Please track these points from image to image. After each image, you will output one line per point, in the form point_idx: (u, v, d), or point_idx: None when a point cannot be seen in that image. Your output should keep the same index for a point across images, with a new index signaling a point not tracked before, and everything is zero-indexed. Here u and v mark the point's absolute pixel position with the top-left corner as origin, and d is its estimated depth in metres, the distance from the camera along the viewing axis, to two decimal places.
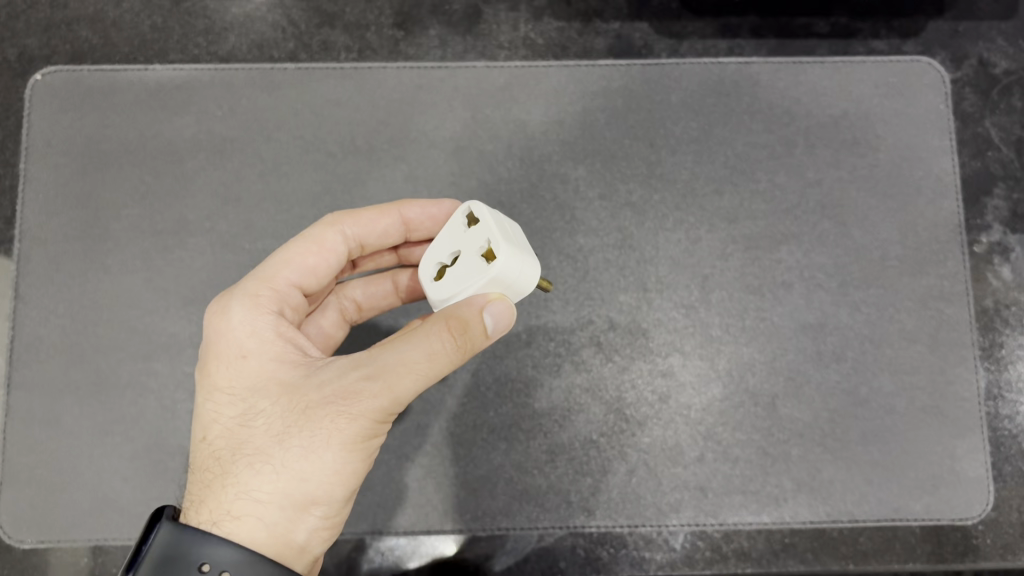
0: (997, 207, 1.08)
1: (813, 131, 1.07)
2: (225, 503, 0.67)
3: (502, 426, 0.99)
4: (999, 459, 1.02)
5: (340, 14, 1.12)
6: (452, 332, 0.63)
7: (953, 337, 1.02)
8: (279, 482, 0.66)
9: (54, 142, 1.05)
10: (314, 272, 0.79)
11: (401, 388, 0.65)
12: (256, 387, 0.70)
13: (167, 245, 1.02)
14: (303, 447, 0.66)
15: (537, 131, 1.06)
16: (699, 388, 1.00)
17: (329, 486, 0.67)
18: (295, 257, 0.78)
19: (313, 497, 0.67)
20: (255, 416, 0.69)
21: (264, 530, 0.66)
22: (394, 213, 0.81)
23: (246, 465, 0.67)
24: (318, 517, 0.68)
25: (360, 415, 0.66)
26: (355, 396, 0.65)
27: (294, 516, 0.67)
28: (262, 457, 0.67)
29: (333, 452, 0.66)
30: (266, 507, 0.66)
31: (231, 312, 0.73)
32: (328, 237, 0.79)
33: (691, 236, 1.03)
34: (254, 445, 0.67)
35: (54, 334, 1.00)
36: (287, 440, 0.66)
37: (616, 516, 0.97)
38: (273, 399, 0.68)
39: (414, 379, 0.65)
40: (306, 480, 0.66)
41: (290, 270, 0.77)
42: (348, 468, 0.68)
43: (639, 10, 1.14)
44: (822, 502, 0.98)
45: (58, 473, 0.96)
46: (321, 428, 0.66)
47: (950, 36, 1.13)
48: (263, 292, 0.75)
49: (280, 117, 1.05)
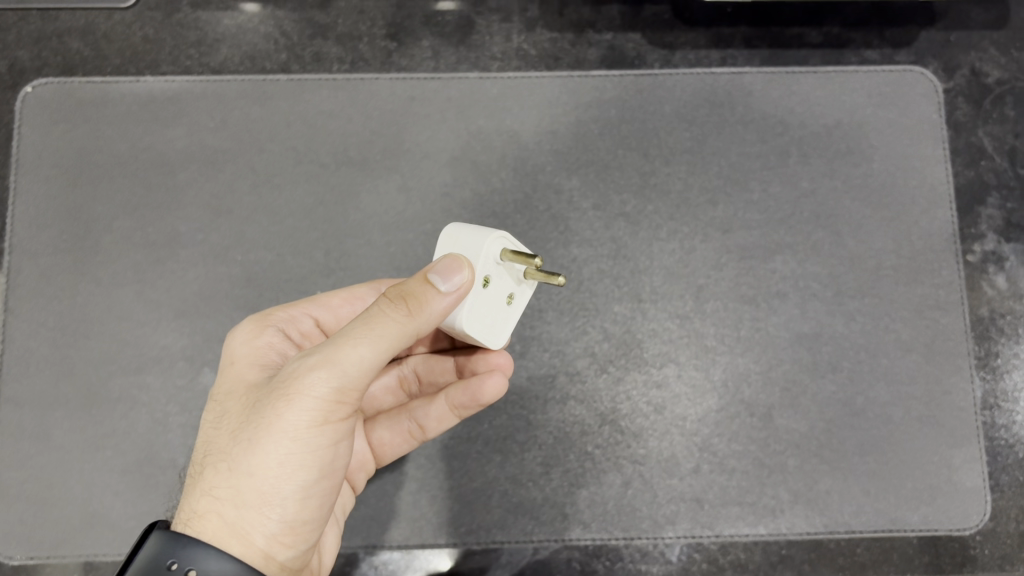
0: (991, 216, 1.08)
1: (807, 140, 1.07)
2: (191, 505, 0.64)
3: (497, 438, 0.98)
4: (997, 469, 1.01)
5: (332, 25, 1.12)
6: (389, 300, 0.61)
7: (948, 346, 1.02)
8: (231, 475, 0.62)
9: (45, 154, 1.04)
10: (337, 312, 0.79)
11: (339, 359, 0.60)
12: (229, 390, 0.68)
13: (159, 257, 1.01)
14: (251, 435, 0.62)
15: (531, 142, 1.06)
16: (695, 399, 0.99)
17: (280, 479, 0.62)
18: (320, 297, 0.80)
19: (264, 492, 0.62)
20: (223, 416, 0.67)
21: (222, 529, 0.62)
22: None
23: (209, 465, 0.64)
24: (277, 518, 0.63)
25: (301, 393, 0.61)
26: (295, 375, 0.62)
27: (250, 514, 0.62)
28: (221, 454, 0.64)
29: (279, 437, 0.62)
30: (223, 504, 0.62)
31: (235, 332, 0.74)
32: (360, 290, 0.81)
33: (685, 246, 1.03)
34: (217, 443, 0.65)
35: (44, 347, 0.99)
36: (240, 431, 0.63)
37: (612, 529, 0.97)
38: (240, 398, 0.66)
39: (354, 347, 0.60)
40: (252, 472, 0.62)
41: (311, 304, 0.79)
42: (302, 462, 0.63)
43: (631, 21, 1.13)
44: (819, 513, 0.97)
45: (48, 488, 0.95)
46: (266, 413, 0.62)
47: (942, 46, 1.13)
48: (274, 315, 0.76)
49: (273, 128, 1.05)
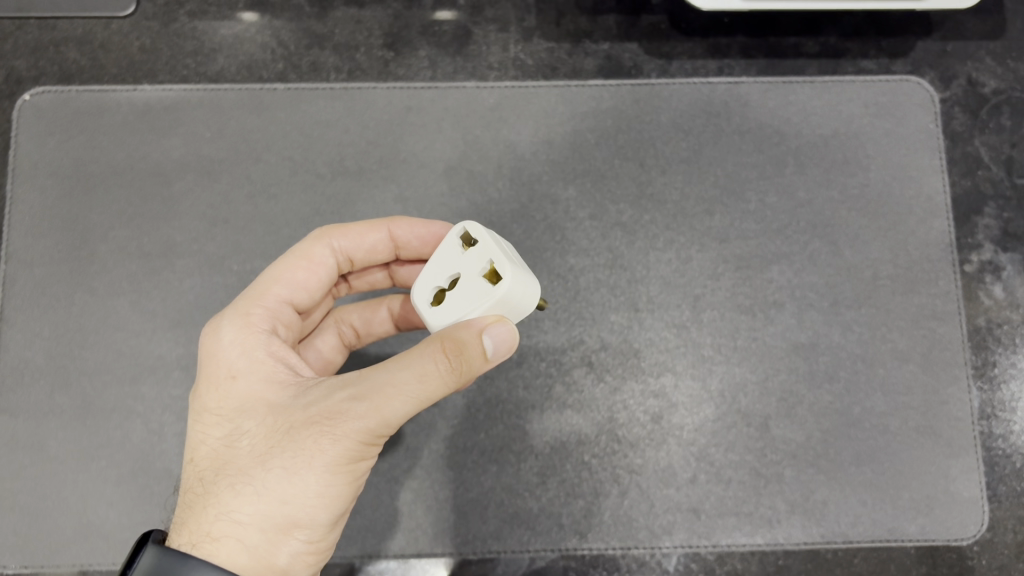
0: (988, 226, 1.08)
1: (804, 150, 1.07)
2: (206, 524, 0.66)
3: (493, 448, 0.98)
4: (994, 479, 1.01)
5: (329, 35, 1.12)
6: (447, 354, 0.62)
7: (945, 356, 1.02)
8: (259, 502, 0.65)
9: (42, 163, 1.04)
10: (305, 288, 0.79)
11: (387, 410, 0.63)
12: (243, 407, 0.69)
13: (155, 267, 1.01)
14: (285, 467, 0.65)
15: (527, 151, 1.06)
16: (691, 409, 0.99)
17: (312, 509, 0.66)
18: (283, 273, 0.78)
19: (294, 520, 0.65)
20: (241, 437, 0.68)
21: (245, 554, 0.64)
22: (382, 228, 0.81)
23: (228, 486, 0.66)
24: (301, 541, 0.67)
25: (344, 435, 0.64)
26: (339, 417, 0.64)
27: (274, 540, 0.65)
28: (244, 478, 0.66)
29: (316, 471, 0.65)
30: (246, 528, 0.65)
31: (222, 333, 0.73)
32: (316, 251, 0.79)
33: (681, 255, 1.03)
34: (238, 466, 0.66)
35: (40, 357, 0.99)
36: (268, 460, 0.65)
37: (608, 539, 0.97)
38: (259, 419, 0.68)
39: (403, 400, 0.63)
40: (286, 503, 0.65)
41: (281, 287, 0.77)
42: (331, 491, 0.66)
43: (628, 30, 1.13)
44: (816, 524, 0.97)
45: (42, 499, 0.95)
46: (304, 448, 0.64)
47: (939, 56, 1.13)
48: (256, 312, 0.74)
49: (270, 138, 1.05)
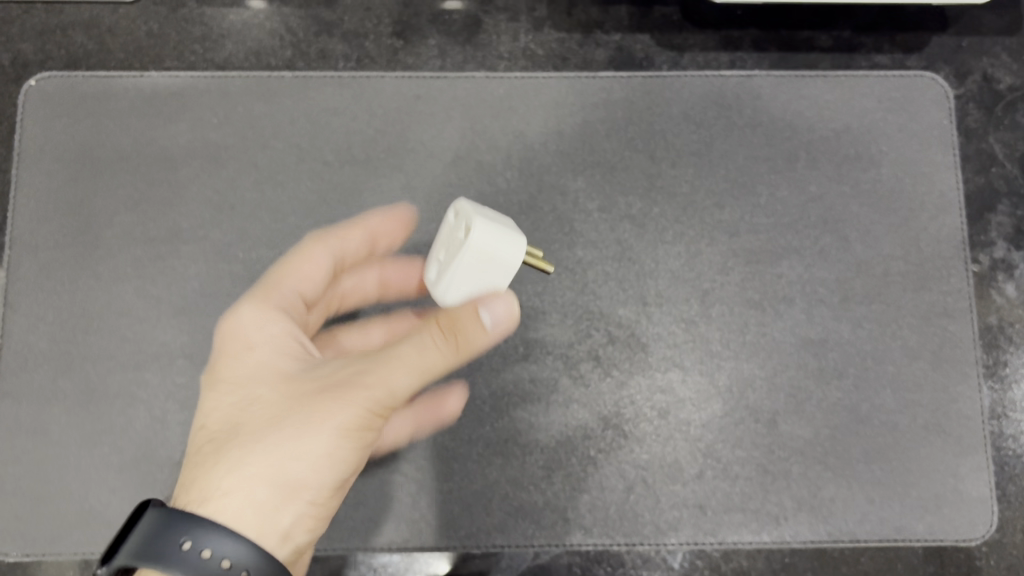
0: (1001, 223, 1.06)
1: (816, 144, 1.05)
2: (212, 480, 0.65)
3: (499, 440, 0.97)
4: (1004, 479, 1.00)
5: (338, 22, 1.10)
6: (447, 322, 0.64)
7: (956, 354, 1.01)
8: (269, 459, 0.65)
9: (48, 147, 1.03)
10: (310, 282, 0.84)
11: (396, 377, 0.65)
12: (258, 377, 0.71)
13: (159, 253, 1.00)
14: (298, 427, 0.65)
15: (536, 142, 1.05)
16: (699, 404, 0.98)
17: (319, 472, 0.66)
18: (293, 268, 0.83)
19: (301, 481, 0.66)
20: (255, 402, 0.69)
21: (251, 509, 0.64)
22: (367, 232, 0.90)
23: (238, 444, 0.66)
24: (305, 504, 0.67)
25: (355, 398, 0.65)
26: (351, 382, 0.66)
27: (281, 499, 0.65)
28: (255, 438, 0.66)
29: (321, 441, 0.65)
30: (253, 485, 0.64)
31: (237, 316, 0.77)
32: (317, 251, 0.85)
33: (691, 249, 1.02)
34: (249, 428, 0.67)
35: (43, 342, 0.98)
36: (281, 420, 0.66)
37: (613, 534, 0.96)
38: (274, 386, 0.70)
39: (410, 372, 0.65)
40: (296, 461, 0.65)
41: (289, 280, 0.82)
42: (338, 457, 0.67)
43: (640, 21, 1.11)
44: (823, 521, 0.97)
45: (45, 484, 0.95)
46: (316, 409, 0.66)
47: (953, 51, 1.11)
48: (270, 299, 0.79)
49: (277, 126, 1.04)
